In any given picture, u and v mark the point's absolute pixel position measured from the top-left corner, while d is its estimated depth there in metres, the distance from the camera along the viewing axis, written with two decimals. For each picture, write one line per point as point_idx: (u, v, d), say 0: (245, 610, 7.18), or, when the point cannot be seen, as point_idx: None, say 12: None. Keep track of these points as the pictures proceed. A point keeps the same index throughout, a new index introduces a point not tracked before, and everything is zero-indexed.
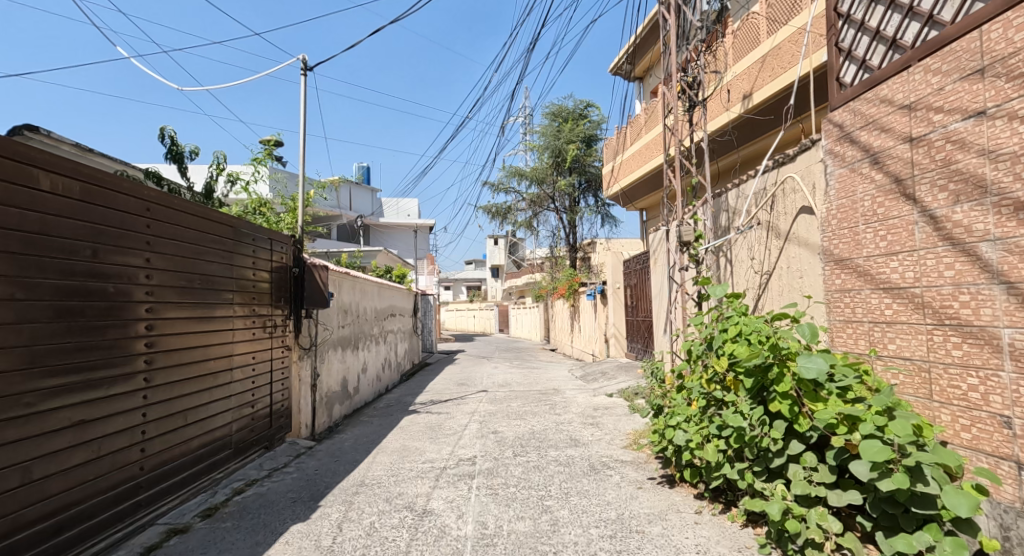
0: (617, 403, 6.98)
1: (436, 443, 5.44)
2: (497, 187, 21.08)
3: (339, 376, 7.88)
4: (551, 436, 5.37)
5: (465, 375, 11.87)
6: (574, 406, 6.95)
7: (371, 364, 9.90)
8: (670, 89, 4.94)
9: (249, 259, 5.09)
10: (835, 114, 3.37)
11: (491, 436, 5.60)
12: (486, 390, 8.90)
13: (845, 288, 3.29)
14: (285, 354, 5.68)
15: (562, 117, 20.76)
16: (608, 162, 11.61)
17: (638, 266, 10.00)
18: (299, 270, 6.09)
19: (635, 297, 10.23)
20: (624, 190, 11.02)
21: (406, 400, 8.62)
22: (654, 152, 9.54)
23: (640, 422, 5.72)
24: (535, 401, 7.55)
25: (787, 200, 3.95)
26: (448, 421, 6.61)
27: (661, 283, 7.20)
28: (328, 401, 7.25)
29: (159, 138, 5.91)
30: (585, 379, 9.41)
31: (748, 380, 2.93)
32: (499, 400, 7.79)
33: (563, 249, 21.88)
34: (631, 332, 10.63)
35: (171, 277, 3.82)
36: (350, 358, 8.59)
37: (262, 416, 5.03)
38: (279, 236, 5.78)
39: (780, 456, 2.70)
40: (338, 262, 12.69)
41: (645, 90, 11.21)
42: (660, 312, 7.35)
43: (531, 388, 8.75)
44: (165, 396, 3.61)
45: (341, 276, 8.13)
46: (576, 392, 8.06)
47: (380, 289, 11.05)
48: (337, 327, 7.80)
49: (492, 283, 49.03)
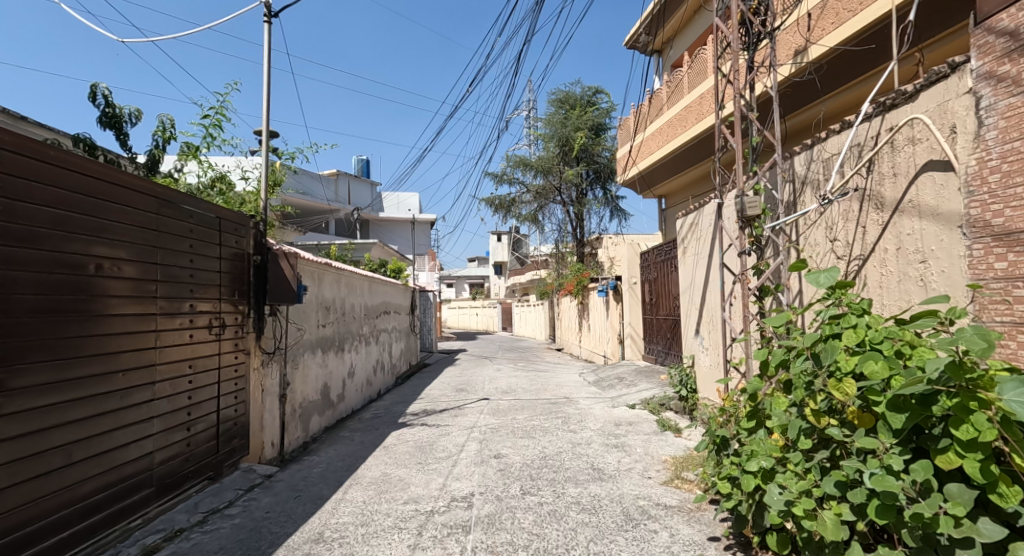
0: (643, 418, 5.89)
1: (425, 472, 4.40)
2: (500, 177, 20.03)
3: (318, 383, 6.85)
4: (567, 464, 4.33)
5: (466, 379, 10.84)
6: (592, 420, 5.91)
7: (359, 367, 8.87)
8: (725, 26, 3.87)
9: (188, 240, 3.99)
10: (999, 19, 2.30)
11: (493, 462, 4.55)
12: (488, 398, 7.87)
13: (1015, 275, 2.21)
14: (240, 361, 4.63)
15: (569, 104, 19.75)
16: (623, 145, 10.55)
17: (659, 259, 8.92)
18: (261, 258, 5.03)
19: (655, 294, 9.14)
20: (642, 174, 9.93)
21: (397, 410, 7.56)
22: (679, 129, 8.44)
23: (678, 448, 4.64)
24: (545, 413, 6.49)
25: (899, 156, 2.88)
26: (442, 439, 5.57)
27: (698, 274, 6.12)
28: (302, 413, 6.20)
29: (90, 97, 4.90)
30: (599, 386, 8.37)
31: (896, 416, 1.85)
32: (502, 411, 6.75)
33: (570, 244, 20.82)
34: (649, 333, 9.55)
35: (50, 259, 2.72)
36: (333, 361, 7.55)
37: (203, 440, 3.97)
38: (235, 215, 4.66)
39: (968, 548, 1.63)
40: (328, 255, 11.64)
41: (664, 64, 10.12)
42: (697, 310, 6.27)
43: (539, 397, 7.70)
44: (30, 428, 2.53)
45: (321, 268, 7.09)
46: (591, 402, 7.01)
47: (372, 284, 10.02)
48: (315, 326, 6.80)
49: (495, 281, 48.02)
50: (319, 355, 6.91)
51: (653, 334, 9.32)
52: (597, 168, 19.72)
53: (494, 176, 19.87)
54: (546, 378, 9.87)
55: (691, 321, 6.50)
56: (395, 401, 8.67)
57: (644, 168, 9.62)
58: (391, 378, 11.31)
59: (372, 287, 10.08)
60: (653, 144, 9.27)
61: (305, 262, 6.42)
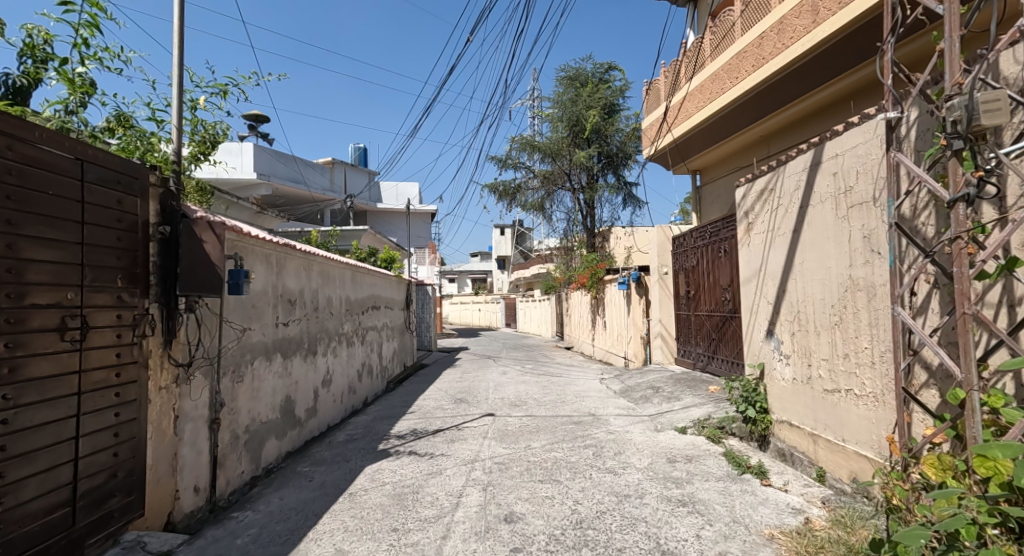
0: (705, 451, 4.36)
1: (399, 552, 2.87)
2: (504, 162, 18.56)
3: (274, 397, 5.36)
4: (618, 541, 2.82)
5: (468, 385, 9.35)
6: (634, 453, 4.40)
7: (337, 374, 7.41)
8: None
9: (6, 187, 2.42)
10: None
11: (504, 531, 3.05)
12: (494, 414, 6.38)
13: None
14: (130, 380, 3.13)
15: (580, 82, 18.16)
16: (654, 111, 9.03)
17: (700, 243, 7.38)
18: (171, 230, 3.50)
19: (695, 286, 7.62)
20: (677, 143, 8.42)
21: (379, 429, 6.06)
22: (728, 82, 6.93)
23: (781, 510, 3.11)
24: (569, 440, 4.99)
25: None
26: (431, 481, 4.04)
27: (780, 257, 4.59)
28: (246, 440, 4.71)
29: None
30: (629, 397, 6.86)
31: None
32: (511, 435, 5.25)
33: (579, 234, 19.02)
34: (686, 333, 8.04)
35: None
36: (300, 368, 6.09)
37: (36, 514, 2.49)
38: (119, 163, 3.11)
39: None
40: (309, 241, 10.14)
41: (701, 15, 8.55)
42: (773, 306, 4.73)
43: (558, 413, 6.20)
44: None
45: (284, 251, 5.66)
46: (626, 423, 5.49)
47: (356, 274, 8.56)
48: (271, 325, 5.35)
49: (498, 276, 46.72)
50: (275, 361, 5.43)
51: (691, 335, 7.78)
52: (609, 151, 18.21)
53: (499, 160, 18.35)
54: (562, 386, 8.35)
55: (760, 319, 4.97)
56: (381, 415, 7.16)
57: (680, 135, 8.11)
58: (380, 383, 9.83)
59: (357, 278, 8.60)
60: (690, 107, 7.81)
61: (257, 241, 4.93)
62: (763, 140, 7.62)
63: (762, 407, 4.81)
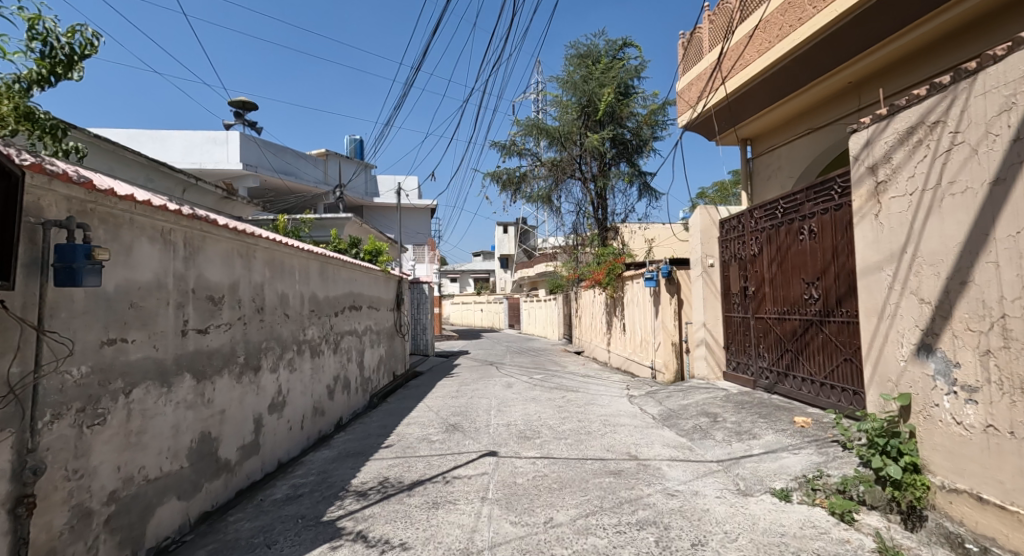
0: (845, 547, 2.66)
1: None
2: (507, 148, 16.89)
3: (177, 437, 3.66)
4: None
5: (465, 402, 7.64)
6: (727, 549, 2.68)
7: (294, 392, 5.72)
8: None
9: None
10: None
11: None
12: (497, 453, 4.69)
13: None
14: None
15: (592, 59, 16.35)
16: (695, 67, 7.37)
17: (767, 224, 5.67)
18: None
19: (757, 280, 5.91)
20: (729, 101, 6.73)
21: (337, 477, 4.35)
22: (809, 8, 5.22)
23: None
24: (611, 510, 3.28)
25: None
26: None
27: (957, 228, 2.85)
28: (112, 515, 3.01)
29: None
30: (677, 429, 5.15)
31: None
32: (522, 497, 3.56)
33: (591, 228, 17.31)
34: (742, 343, 6.31)
35: None
36: (229, 389, 4.40)
37: None
38: None
39: None
40: (277, 229, 8.48)
41: None
42: (935, 307, 3.02)
43: (585, 454, 4.50)
44: None
45: (200, 226, 3.97)
46: (690, 478, 3.79)
47: (326, 266, 6.87)
48: (172, 333, 3.66)
49: (500, 274, 45.09)
50: (180, 383, 3.73)
51: (749, 344, 6.08)
52: (622, 136, 16.52)
53: (501, 146, 16.64)
54: (582, 406, 6.65)
55: (907, 328, 3.25)
56: (348, 449, 5.47)
57: (735, 89, 6.42)
58: (359, 399, 8.15)
59: (326, 271, 6.90)
60: (749, 52, 6.11)
61: (138, 208, 3.23)
62: (849, 89, 5.97)
63: (912, 463, 3.09)
